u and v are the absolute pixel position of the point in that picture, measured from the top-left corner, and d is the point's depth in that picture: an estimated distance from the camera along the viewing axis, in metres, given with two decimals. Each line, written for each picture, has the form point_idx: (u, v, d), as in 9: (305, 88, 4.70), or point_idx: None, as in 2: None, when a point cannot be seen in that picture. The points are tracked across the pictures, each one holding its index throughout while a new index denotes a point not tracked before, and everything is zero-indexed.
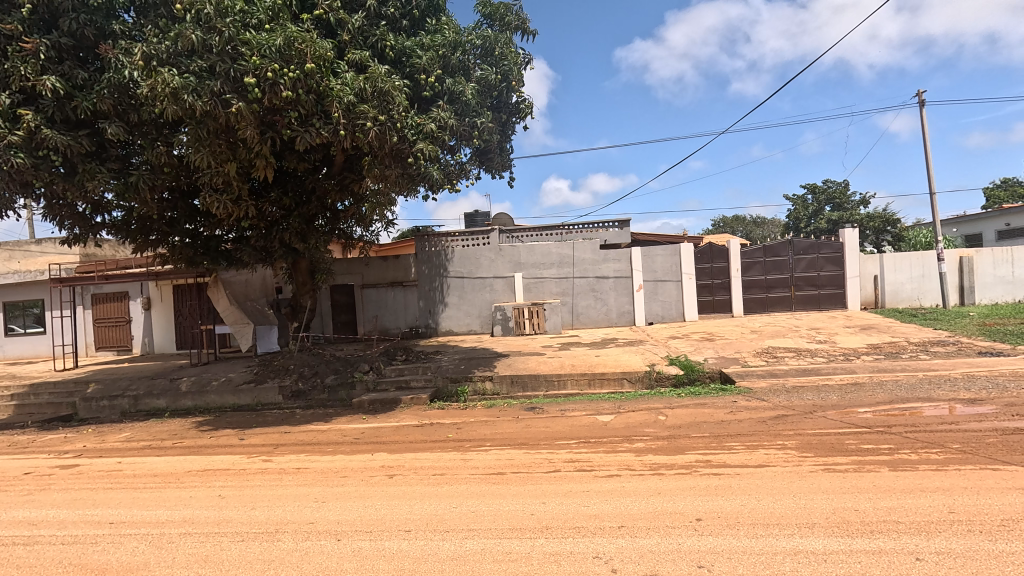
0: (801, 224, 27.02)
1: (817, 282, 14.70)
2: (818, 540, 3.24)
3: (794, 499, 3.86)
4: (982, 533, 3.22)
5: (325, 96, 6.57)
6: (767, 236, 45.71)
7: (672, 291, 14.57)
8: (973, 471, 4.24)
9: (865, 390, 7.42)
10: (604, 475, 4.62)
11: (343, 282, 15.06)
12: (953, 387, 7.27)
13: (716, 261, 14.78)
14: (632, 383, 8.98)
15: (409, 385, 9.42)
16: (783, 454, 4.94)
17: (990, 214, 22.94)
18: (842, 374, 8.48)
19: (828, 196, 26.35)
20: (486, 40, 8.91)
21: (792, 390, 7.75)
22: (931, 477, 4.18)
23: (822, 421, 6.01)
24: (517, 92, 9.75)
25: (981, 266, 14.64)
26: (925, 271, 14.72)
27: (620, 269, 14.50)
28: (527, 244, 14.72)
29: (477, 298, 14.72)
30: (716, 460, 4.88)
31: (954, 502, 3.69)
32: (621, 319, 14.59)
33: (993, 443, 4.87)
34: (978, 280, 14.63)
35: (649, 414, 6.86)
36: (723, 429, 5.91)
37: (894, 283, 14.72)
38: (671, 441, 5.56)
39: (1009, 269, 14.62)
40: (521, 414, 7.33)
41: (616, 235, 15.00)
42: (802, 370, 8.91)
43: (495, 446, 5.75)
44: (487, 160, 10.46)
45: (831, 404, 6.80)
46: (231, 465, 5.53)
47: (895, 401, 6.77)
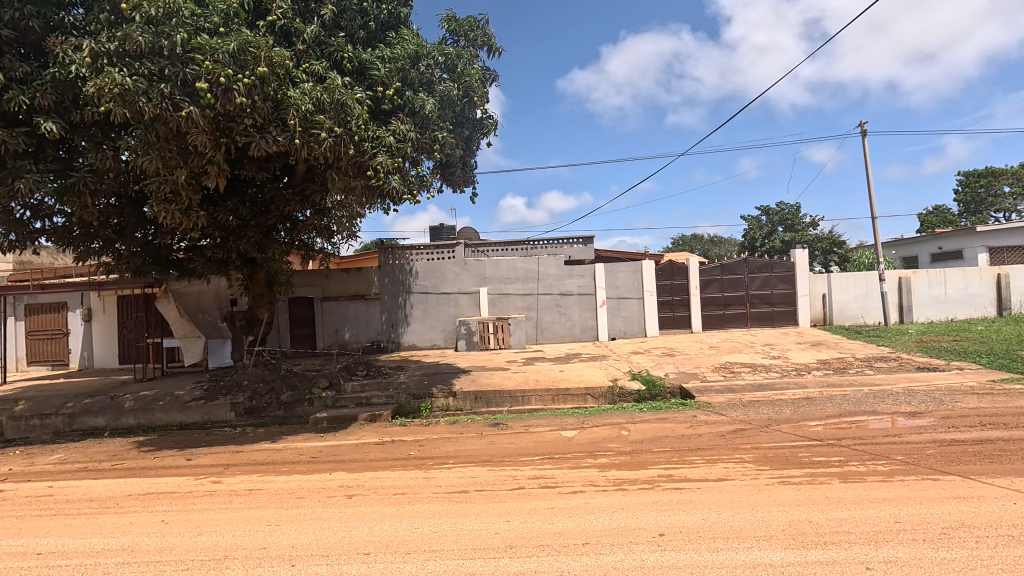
0: (757, 244, 27.88)
1: (771, 300, 15.33)
2: (775, 553, 3.31)
3: (752, 513, 3.94)
4: (926, 541, 3.37)
5: (282, 105, 6.44)
6: (723, 254, 47.43)
7: (634, 307, 14.85)
8: (915, 481, 4.46)
9: (816, 404, 7.74)
10: (568, 491, 4.60)
11: (301, 294, 14.61)
12: (894, 401, 7.66)
13: (676, 278, 15.21)
14: (596, 398, 9.05)
15: (369, 402, 9.17)
16: (740, 468, 5.07)
17: (925, 237, 24.54)
18: (794, 389, 8.79)
19: (781, 217, 27.55)
20: (447, 57, 8.92)
21: (748, 404, 7.99)
22: (878, 488, 4.36)
23: (777, 435, 6.21)
24: (481, 109, 9.75)
25: (918, 287, 15.53)
26: (868, 290, 15.53)
27: (583, 285, 14.70)
28: (492, 259, 14.73)
29: (441, 312, 14.59)
30: (677, 475, 4.95)
31: (900, 512, 3.85)
32: (586, 334, 14.73)
33: (933, 454, 5.15)
34: (915, 299, 15.53)
35: (612, 429, 6.92)
36: (684, 444, 6.02)
37: (840, 301, 15.48)
38: (634, 456, 5.62)
39: (941, 290, 15.59)
40: (485, 431, 7.25)
41: (580, 251, 15.26)
42: (758, 385, 9.17)
43: (458, 464, 5.64)
44: (449, 174, 10.44)
45: (785, 418, 7.03)
46: (177, 488, 5.20)
47: (844, 414, 7.07)
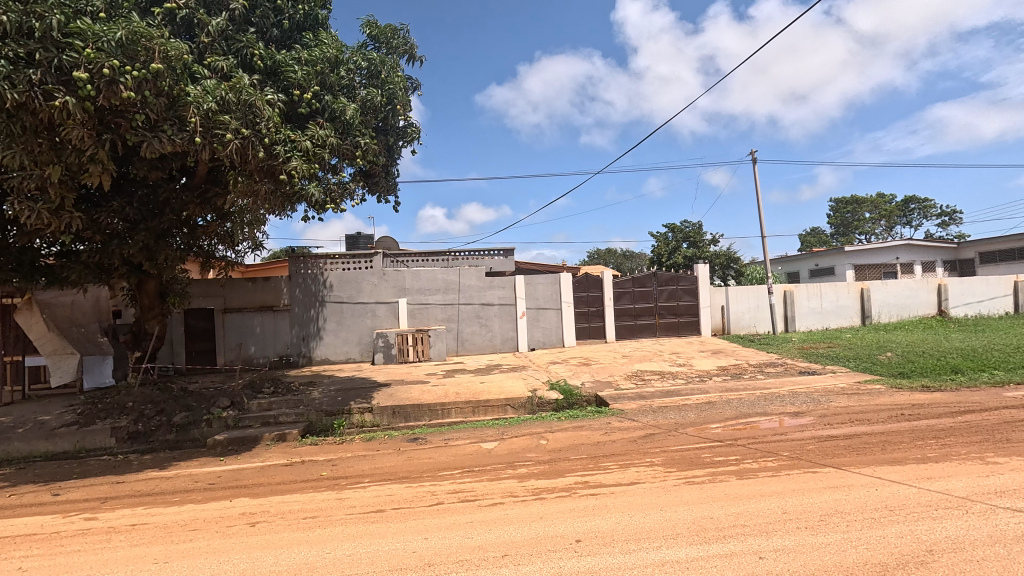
0: (664, 258, 29.68)
1: (677, 311, 16.42)
2: (681, 550, 3.51)
3: (660, 513, 4.17)
4: (807, 529, 3.76)
5: (178, 102, 5.98)
6: (635, 268, 50.12)
7: (552, 318, 15.23)
8: (799, 474, 4.96)
9: (715, 408, 8.37)
10: (487, 504, 4.59)
11: (199, 306, 13.40)
12: (781, 402, 8.50)
13: (592, 290, 15.84)
14: (515, 409, 9.12)
15: (277, 421, 8.56)
16: (650, 471, 5.35)
17: (804, 255, 27.56)
18: (697, 394, 9.45)
19: (685, 234, 29.66)
20: (371, 62, 8.68)
21: (657, 410, 8.47)
22: (768, 482, 4.80)
23: (682, 438, 6.63)
24: (405, 117, 9.56)
25: (799, 299, 17.36)
26: (759, 302, 17.12)
27: (504, 297, 14.86)
28: (412, 270, 14.47)
29: (357, 324, 14.04)
30: (592, 481, 5.11)
31: (787, 503, 4.26)
32: (506, 345, 14.86)
33: (812, 450, 5.76)
34: (797, 310, 17.33)
35: (531, 439, 7.01)
36: (599, 450, 6.24)
37: (736, 312, 16.93)
38: (552, 465, 5.73)
39: (818, 302, 17.51)
40: (403, 446, 7.04)
41: (501, 263, 15.46)
42: (666, 392, 9.75)
43: (374, 482, 5.42)
44: (372, 183, 10.17)
45: (690, 422, 7.53)
46: (39, 529, 4.50)
47: (740, 416, 7.72)
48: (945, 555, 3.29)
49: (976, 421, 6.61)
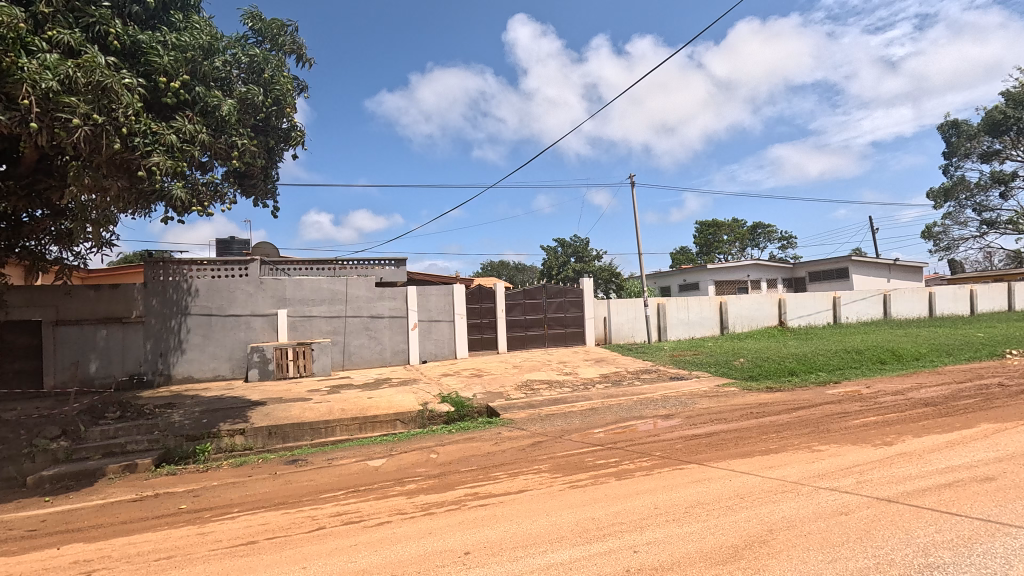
0: (553, 271, 30.92)
1: (564, 322, 17.23)
2: (565, 552, 3.67)
3: (546, 518, 4.32)
4: (675, 521, 4.13)
5: (8, 76, 4.93)
6: (527, 280, 51.71)
7: (444, 330, 15.12)
8: (668, 471, 5.45)
9: (598, 414, 8.89)
10: (374, 524, 4.40)
11: (22, 318, 11.28)
12: (654, 406, 9.27)
13: (485, 302, 16.04)
14: (405, 423, 8.88)
15: (124, 450, 7.41)
16: (538, 478, 5.52)
17: (675, 271, 30.43)
18: (582, 401, 9.97)
19: (573, 249, 31.27)
20: (252, 59, 7.93)
21: (545, 418, 8.78)
22: (643, 481, 5.21)
23: (568, 444, 6.95)
24: (288, 119, 8.81)
25: (670, 311, 19.13)
26: (637, 314, 18.57)
27: (395, 308, 14.46)
28: (294, 279, 13.53)
29: (227, 338, 12.73)
30: (482, 492, 5.14)
31: (658, 499, 4.65)
32: (396, 358, 14.44)
33: (680, 448, 6.36)
34: (668, 321, 19.07)
35: (421, 454, 6.88)
36: (489, 461, 6.31)
37: (617, 323, 18.20)
38: (442, 479, 5.66)
39: (686, 313, 19.42)
40: (280, 470, 6.50)
41: (392, 273, 15.08)
42: (553, 400, 10.15)
43: (244, 511, 4.93)
44: (247, 185, 9.30)
45: (575, 428, 7.91)
46: None
47: (619, 420, 8.28)
48: (782, 533, 3.82)
49: (806, 416, 7.77)
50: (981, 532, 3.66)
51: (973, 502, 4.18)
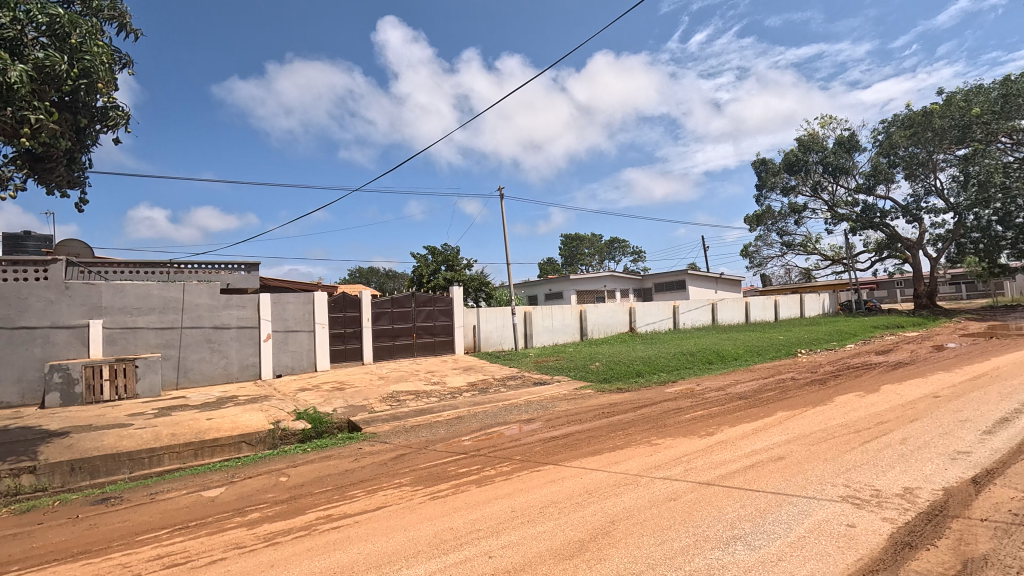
0: (424, 279, 30.50)
1: (433, 331, 17.09)
2: (420, 567, 3.60)
3: (403, 533, 4.21)
4: (529, 522, 4.30)
5: None
6: (397, 288, 50.41)
7: (303, 341, 14.02)
8: (527, 474, 5.66)
9: (463, 422, 8.94)
10: (204, 563, 3.88)
11: None
12: (517, 411, 9.59)
13: (349, 310, 15.26)
14: (252, 446, 8.03)
15: None
16: (398, 492, 5.36)
17: (541, 281, 31.97)
18: (448, 410, 9.95)
19: (444, 257, 31.14)
20: (53, 20, 6.48)
21: (409, 429, 8.59)
22: (502, 486, 5.34)
23: (432, 454, 6.87)
24: (105, 96, 7.38)
25: (536, 319, 19.99)
26: (505, 322, 19.12)
27: (244, 317, 13.05)
28: (114, 284, 11.61)
29: (16, 356, 10.50)
30: (336, 513, 4.85)
31: (515, 502, 4.80)
32: (245, 373, 13.02)
33: (538, 450, 6.66)
34: (534, 329, 19.90)
35: (269, 478, 6.27)
36: (346, 479, 5.97)
37: (486, 331, 18.55)
38: (291, 503, 5.22)
39: (550, 321, 20.44)
40: (84, 512, 5.44)
41: (242, 279, 13.75)
42: (419, 411, 9.98)
43: (26, 569, 4.02)
44: (42, 169, 7.63)
45: (440, 438, 7.85)
46: None
47: (483, 428, 8.41)
48: (621, 522, 4.19)
49: (648, 413, 8.66)
50: (772, 503, 4.40)
51: (768, 479, 5.01)
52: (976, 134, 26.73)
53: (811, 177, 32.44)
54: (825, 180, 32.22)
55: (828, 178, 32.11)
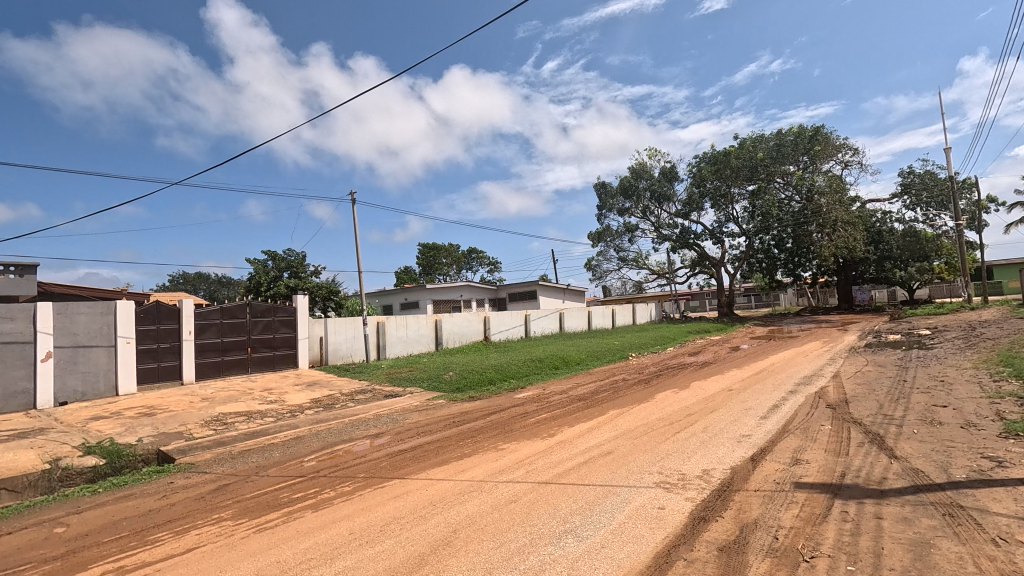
0: (262, 287, 27.45)
1: (272, 344, 15.56)
2: None
3: None
4: (367, 543, 4.09)
5: None
6: (232, 297, 45.08)
7: (100, 359, 11.71)
8: (369, 492, 5.40)
9: (303, 442, 8.24)
10: None
11: None
12: (365, 426, 9.15)
13: (165, 322, 13.17)
14: (16, 493, 6.42)
15: None
16: (216, 529, 4.72)
17: (396, 290, 31.19)
18: (286, 431, 9.10)
19: (287, 263, 28.32)
20: None
21: (237, 455, 7.65)
22: (341, 507, 5.02)
23: (262, 481, 6.19)
24: None
25: (389, 329, 19.36)
26: (356, 332, 18.21)
27: (11, 331, 10.50)
28: None
29: None
30: (131, 563, 4.08)
31: (354, 523, 4.54)
32: (11, 402, 10.40)
33: (384, 466, 6.41)
34: (387, 340, 19.24)
35: (38, 531, 5.06)
36: (150, 520, 5.08)
37: (334, 342, 17.54)
38: (68, 559, 4.26)
39: (405, 332, 19.95)
40: None
41: (11, 285, 11.07)
42: (250, 433, 8.96)
43: None
44: None
45: (273, 462, 7.12)
46: None
47: (326, 446, 7.85)
48: (463, 531, 4.22)
49: (496, 419, 8.91)
50: (600, 495, 4.82)
51: (598, 472, 5.49)
52: (759, 175, 32.98)
53: (641, 201, 36.87)
54: (652, 205, 36.86)
55: (654, 203, 36.76)
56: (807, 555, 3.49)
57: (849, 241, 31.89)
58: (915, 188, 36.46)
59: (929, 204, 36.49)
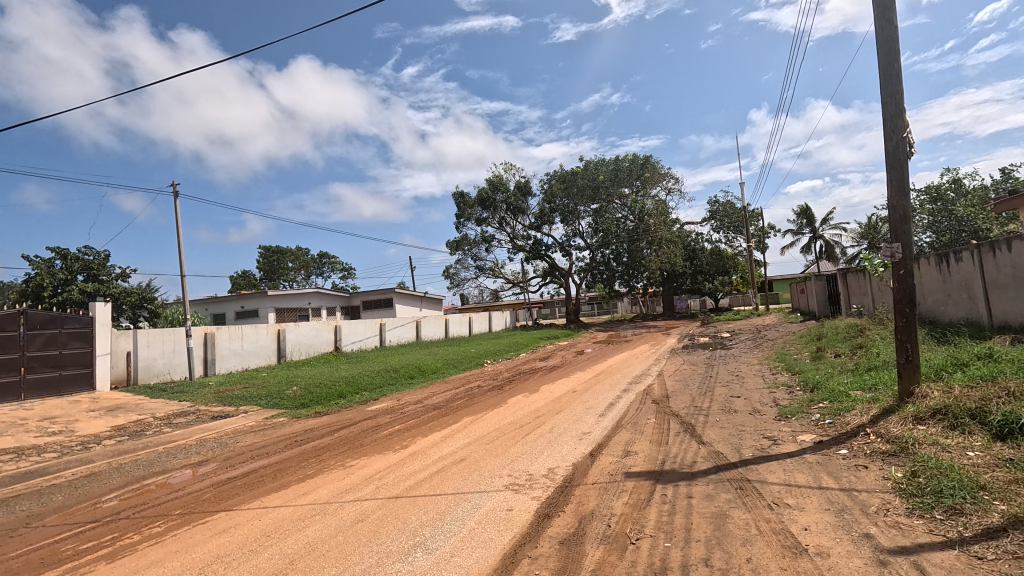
0: (43, 292, 21.73)
1: (58, 362, 12.72)
2: None
3: None
4: None
5: None
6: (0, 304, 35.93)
7: None
8: (186, 531, 4.67)
9: (99, 479, 6.83)
10: None
11: None
12: (185, 454, 7.91)
13: None
14: None
15: None
16: None
17: (231, 297, 27.86)
18: (75, 467, 7.46)
19: (83, 264, 22.92)
20: None
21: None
22: (147, 553, 4.26)
23: (35, 534, 4.97)
24: None
25: (220, 341, 17.12)
26: (176, 345, 15.83)
27: None
28: None
29: None
30: None
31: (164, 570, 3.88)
32: None
33: (207, 498, 5.60)
34: (218, 353, 16.99)
35: None
36: None
37: (147, 358, 15.06)
38: None
39: (240, 344, 17.80)
40: None
41: None
42: (20, 475, 7.15)
43: None
44: None
45: (54, 508, 5.78)
46: None
47: (130, 482, 6.60)
48: (302, 560, 3.87)
49: (345, 435, 8.39)
50: (451, 504, 4.80)
51: (450, 481, 5.48)
52: (601, 195, 36.45)
53: (498, 212, 38.18)
54: (508, 217, 38.39)
55: (509, 215, 38.32)
56: (634, 538, 3.89)
57: (671, 257, 36.78)
58: (720, 214, 43.56)
59: (729, 228, 43.87)
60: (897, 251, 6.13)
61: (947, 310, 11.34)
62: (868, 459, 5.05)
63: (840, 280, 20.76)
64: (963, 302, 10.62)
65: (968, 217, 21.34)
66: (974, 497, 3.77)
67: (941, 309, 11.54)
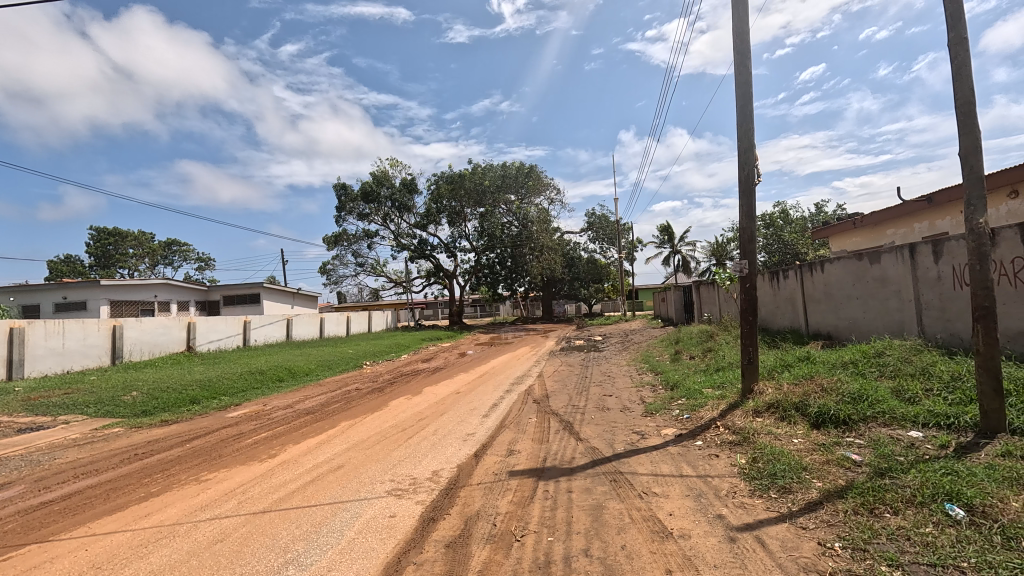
0: None
1: None
2: None
3: None
4: None
5: None
6: None
7: None
8: None
9: None
10: None
11: None
12: None
13: None
14: None
15: None
16: None
17: (50, 286, 23.25)
18: None
19: None
20: None
21: None
22: None
23: None
24: None
25: (32, 338, 14.14)
26: None
27: None
28: None
29: None
30: None
31: None
32: None
33: (11, 529, 4.57)
34: (28, 352, 13.99)
35: None
36: None
37: None
38: None
39: (59, 341, 14.90)
40: None
41: None
42: None
43: None
44: None
45: None
46: None
47: None
48: None
49: (200, 445, 7.44)
50: (327, 515, 4.49)
51: (327, 490, 5.13)
52: (488, 199, 37.03)
53: (382, 209, 36.85)
54: (393, 214, 37.27)
55: (394, 212, 37.21)
56: (518, 535, 3.97)
57: (551, 264, 38.56)
58: (596, 226, 46.75)
59: (604, 240, 47.27)
60: (745, 266, 7.08)
61: (776, 318, 13.37)
62: (719, 448, 5.74)
63: (694, 291, 23.46)
64: (788, 313, 12.62)
65: (791, 242, 25.49)
66: (799, 476, 4.46)
67: (772, 317, 13.57)
